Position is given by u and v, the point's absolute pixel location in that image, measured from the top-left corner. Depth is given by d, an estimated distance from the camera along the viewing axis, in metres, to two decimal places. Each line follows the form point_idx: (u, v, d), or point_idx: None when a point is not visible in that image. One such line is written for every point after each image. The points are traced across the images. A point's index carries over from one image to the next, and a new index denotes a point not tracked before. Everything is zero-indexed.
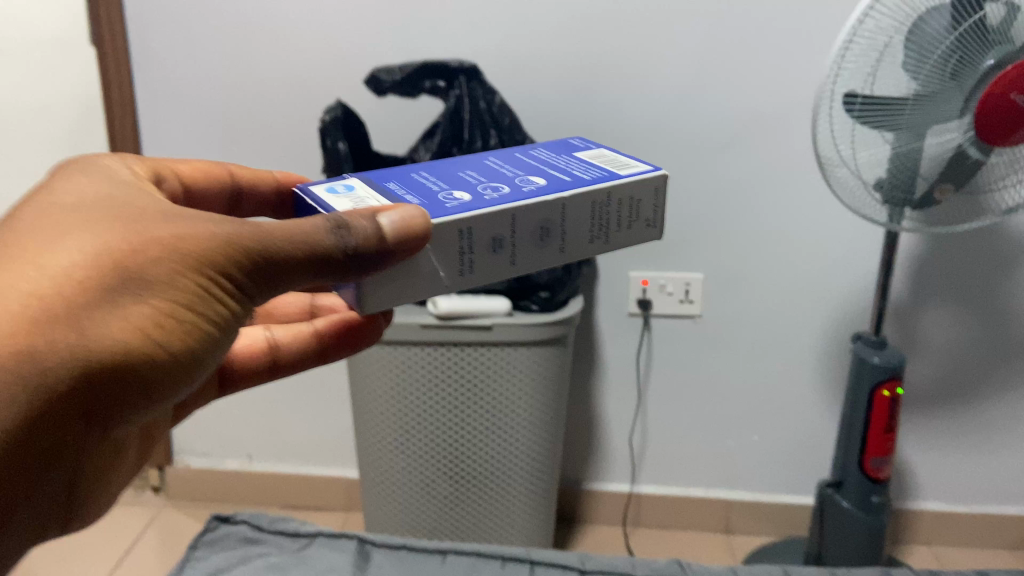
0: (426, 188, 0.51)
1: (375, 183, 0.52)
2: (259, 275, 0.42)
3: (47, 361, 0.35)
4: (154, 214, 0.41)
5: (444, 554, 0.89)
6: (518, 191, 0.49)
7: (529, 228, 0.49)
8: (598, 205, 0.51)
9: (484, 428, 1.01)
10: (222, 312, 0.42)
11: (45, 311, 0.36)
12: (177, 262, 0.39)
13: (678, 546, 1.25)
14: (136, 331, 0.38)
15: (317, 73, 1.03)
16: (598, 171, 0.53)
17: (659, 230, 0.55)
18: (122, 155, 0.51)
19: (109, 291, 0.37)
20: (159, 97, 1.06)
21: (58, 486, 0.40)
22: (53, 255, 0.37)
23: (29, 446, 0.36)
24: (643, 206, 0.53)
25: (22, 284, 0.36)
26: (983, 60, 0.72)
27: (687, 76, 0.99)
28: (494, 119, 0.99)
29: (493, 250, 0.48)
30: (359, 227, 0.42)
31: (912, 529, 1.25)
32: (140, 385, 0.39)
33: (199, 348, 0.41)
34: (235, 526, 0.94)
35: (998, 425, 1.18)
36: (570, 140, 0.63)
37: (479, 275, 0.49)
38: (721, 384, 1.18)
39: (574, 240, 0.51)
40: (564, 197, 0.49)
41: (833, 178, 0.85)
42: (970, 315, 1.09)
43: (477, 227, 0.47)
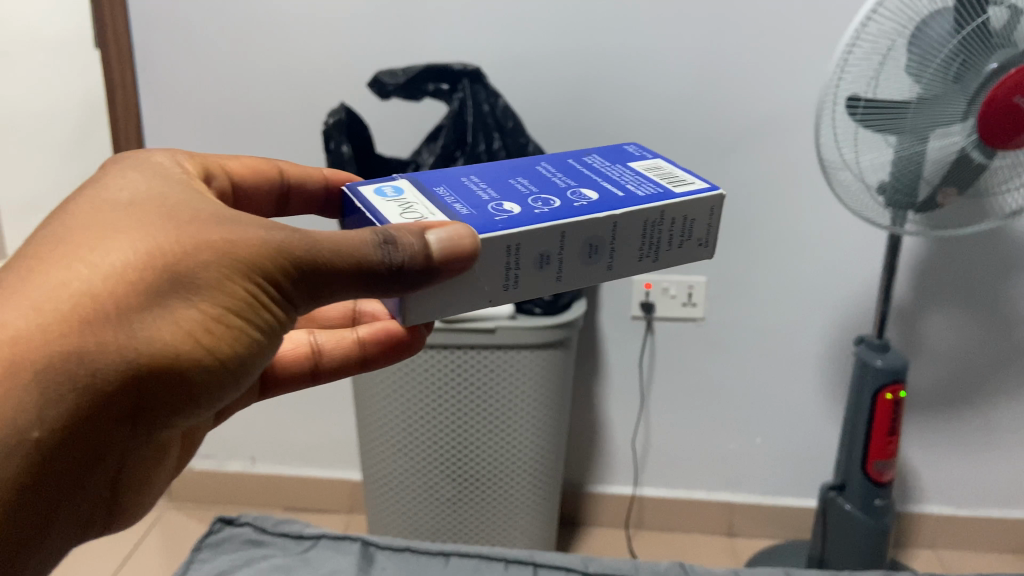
0: (477, 196, 0.50)
1: (423, 187, 0.51)
2: (308, 286, 0.42)
3: (96, 362, 0.36)
4: (209, 216, 0.41)
5: (447, 556, 0.90)
6: (570, 206, 0.48)
7: (576, 245, 0.48)
8: (651, 223, 0.50)
9: (489, 430, 1.01)
10: (271, 318, 0.42)
11: (97, 313, 0.36)
12: (228, 268, 0.39)
13: (680, 548, 1.25)
14: (184, 335, 0.38)
15: (320, 77, 1.03)
16: (652, 186, 0.52)
17: (711, 249, 0.54)
18: (179, 150, 0.51)
19: (159, 295, 0.38)
20: (162, 100, 1.06)
21: (105, 474, 0.42)
22: (106, 255, 0.38)
23: (73, 437, 0.38)
24: (697, 226, 0.52)
25: (75, 284, 0.37)
26: (986, 64, 0.72)
27: (687, 80, 0.99)
28: (497, 122, 0.97)
29: (539, 266, 0.48)
30: (410, 243, 0.41)
31: (916, 533, 1.25)
32: (185, 386, 0.39)
33: (247, 351, 0.42)
34: (238, 528, 0.94)
35: (1003, 429, 1.18)
36: (627, 145, 0.61)
37: (523, 289, 0.48)
38: (725, 388, 1.18)
39: (622, 258, 0.50)
40: (615, 215, 0.48)
41: (835, 181, 0.85)
42: (972, 319, 1.10)
43: (524, 244, 0.46)
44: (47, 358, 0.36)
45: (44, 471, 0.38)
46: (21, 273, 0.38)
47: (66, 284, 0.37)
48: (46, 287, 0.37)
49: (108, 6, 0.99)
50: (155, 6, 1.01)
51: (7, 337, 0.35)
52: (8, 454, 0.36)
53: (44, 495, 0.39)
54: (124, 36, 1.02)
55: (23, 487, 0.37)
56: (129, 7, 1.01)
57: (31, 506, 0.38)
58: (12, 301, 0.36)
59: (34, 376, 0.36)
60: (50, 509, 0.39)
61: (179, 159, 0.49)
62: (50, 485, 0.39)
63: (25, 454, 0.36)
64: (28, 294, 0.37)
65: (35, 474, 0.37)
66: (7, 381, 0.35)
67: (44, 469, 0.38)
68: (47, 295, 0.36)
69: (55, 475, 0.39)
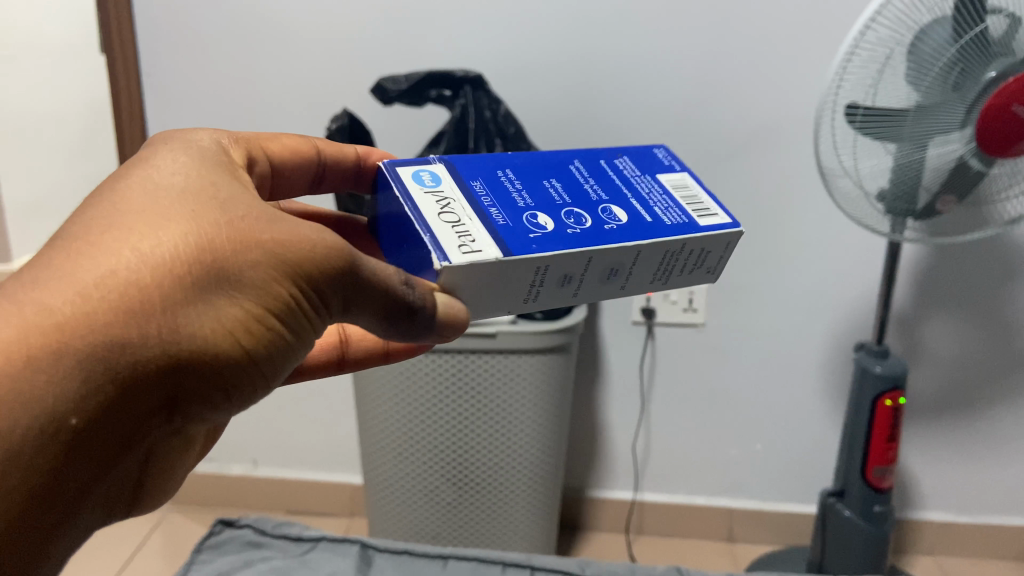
0: (512, 201, 0.49)
1: (461, 178, 0.51)
2: (344, 299, 0.42)
3: (139, 353, 0.35)
4: (261, 214, 0.40)
5: (445, 560, 0.90)
6: (600, 228, 0.49)
7: (599, 269, 0.49)
8: (671, 253, 0.50)
9: (489, 436, 1.01)
10: (307, 326, 0.41)
11: (143, 303, 0.35)
12: (275, 270, 0.38)
13: (680, 553, 1.25)
14: (224, 333, 0.37)
15: (324, 82, 1.04)
16: (677, 212, 0.52)
17: (715, 273, 0.55)
18: (223, 132, 0.49)
19: (204, 291, 0.37)
20: (168, 105, 1.07)
21: (132, 468, 0.39)
22: (155, 244, 0.36)
23: (107, 428, 0.36)
24: (711, 256, 0.53)
25: (122, 272, 0.35)
26: (985, 72, 0.73)
27: (688, 86, 1.00)
28: (499, 128, 0.99)
29: (562, 285, 0.49)
30: (423, 294, 0.43)
31: (917, 540, 1.25)
32: (221, 384, 0.38)
33: (281, 354, 0.41)
34: (239, 530, 0.95)
35: (1004, 437, 1.18)
36: (656, 149, 0.59)
37: (542, 301, 0.50)
38: (726, 393, 1.18)
39: (637, 280, 0.52)
40: (642, 245, 0.48)
41: (835, 188, 0.86)
42: (973, 328, 1.10)
43: (553, 266, 0.47)
44: (91, 346, 0.34)
45: (74, 462, 0.35)
46: (65, 254, 0.36)
47: (113, 270, 0.35)
48: (93, 272, 0.35)
49: (115, 12, 1.00)
50: (161, 11, 1.01)
51: (51, 322, 0.34)
52: (41, 443, 0.34)
53: (72, 488, 0.36)
54: (130, 42, 1.03)
55: (51, 478, 0.35)
56: (135, 13, 1.02)
57: (57, 500, 0.35)
58: (55, 283, 0.35)
59: (76, 363, 0.34)
60: (77, 504, 0.37)
61: (224, 141, 0.48)
62: (79, 477, 0.36)
63: (59, 443, 0.34)
64: (72, 278, 0.35)
65: (64, 465, 0.35)
66: (49, 366, 0.33)
67: (74, 460, 0.35)
68: (93, 280, 0.35)
69: (84, 466, 0.36)
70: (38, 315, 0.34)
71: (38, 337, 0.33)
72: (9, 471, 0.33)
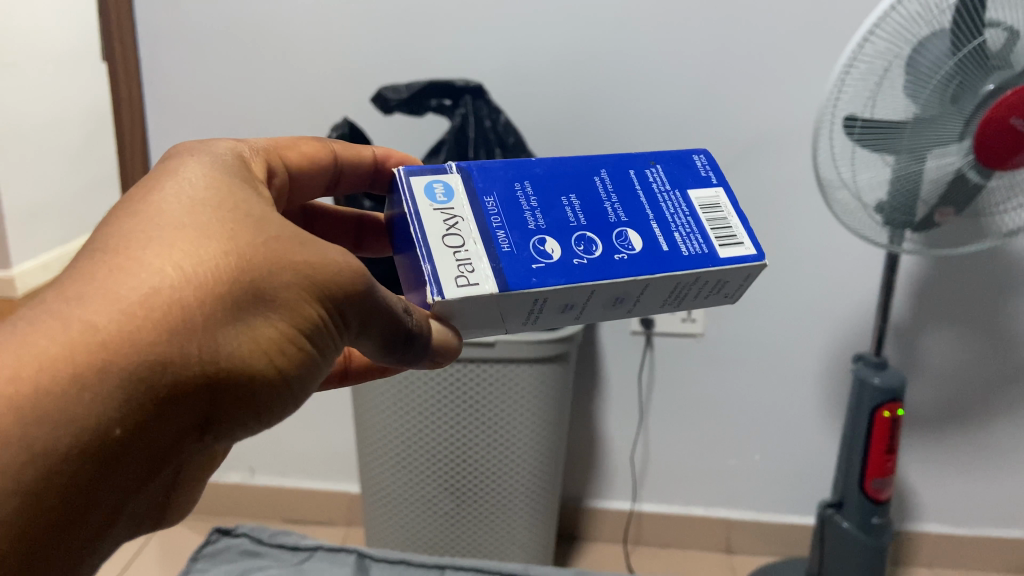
0: (523, 221, 0.49)
1: (474, 192, 0.50)
2: (363, 319, 0.43)
3: (179, 373, 0.35)
4: (293, 234, 0.40)
5: (443, 569, 0.90)
6: (609, 258, 0.49)
7: (604, 297, 0.50)
8: (683, 284, 0.51)
9: (488, 449, 1.01)
10: (332, 345, 0.42)
11: (186, 321, 0.35)
12: (307, 291, 0.39)
13: (678, 564, 1.25)
14: (260, 353, 0.38)
15: (324, 91, 1.04)
16: (697, 239, 0.51)
17: (733, 297, 0.55)
18: (243, 143, 0.49)
19: (240, 310, 0.37)
20: (168, 111, 1.07)
21: (162, 486, 0.39)
22: (196, 262, 0.37)
23: (145, 447, 0.35)
24: (729, 284, 0.53)
25: (165, 290, 0.35)
26: (983, 85, 0.73)
27: (687, 97, 1.00)
28: (500, 138, 1.01)
29: (563, 310, 0.50)
30: (420, 320, 0.45)
31: (915, 552, 1.24)
32: (254, 403, 0.38)
33: (309, 374, 0.41)
34: (236, 539, 0.95)
35: (1003, 448, 1.18)
36: (694, 155, 0.57)
37: (545, 321, 0.51)
38: (724, 403, 1.18)
39: (645, 304, 0.52)
40: (650, 279, 0.49)
41: (833, 200, 0.85)
42: (975, 341, 1.10)
43: (554, 297, 0.48)
44: (135, 364, 0.34)
45: (110, 478, 0.35)
46: (105, 269, 0.36)
47: (155, 288, 0.35)
48: (135, 289, 0.35)
49: (117, 19, 1.01)
50: (162, 19, 1.02)
51: (96, 340, 0.34)
52: (82, 460, 0.33)
53: (105, 507, 0.35)
54: (131, 49, 1.03)
55: (88, 494, 0.34)
56: (136, 20, 1.02)
57: (91, 517, 0.35)
58: (97, 299, 0.35)
59: (119, 382, 0.34)
60: (109, 523, 0.36)
61: (242, 151, 0.48)
62: (114, 493, 0.35)
63: (98, 459, 0.34)
64: (114, 293, 0.35)
65: (99, 482, 0.34)
66: (93, 384, 0.33)
67: (110, 478, 0.35)
68: (136, 297, 0.35)
69: (122, 483, 0.36)
70: (82, 333, 0.34)
71: (83, 355, 0.33)
72: (47, 490, 0.33)
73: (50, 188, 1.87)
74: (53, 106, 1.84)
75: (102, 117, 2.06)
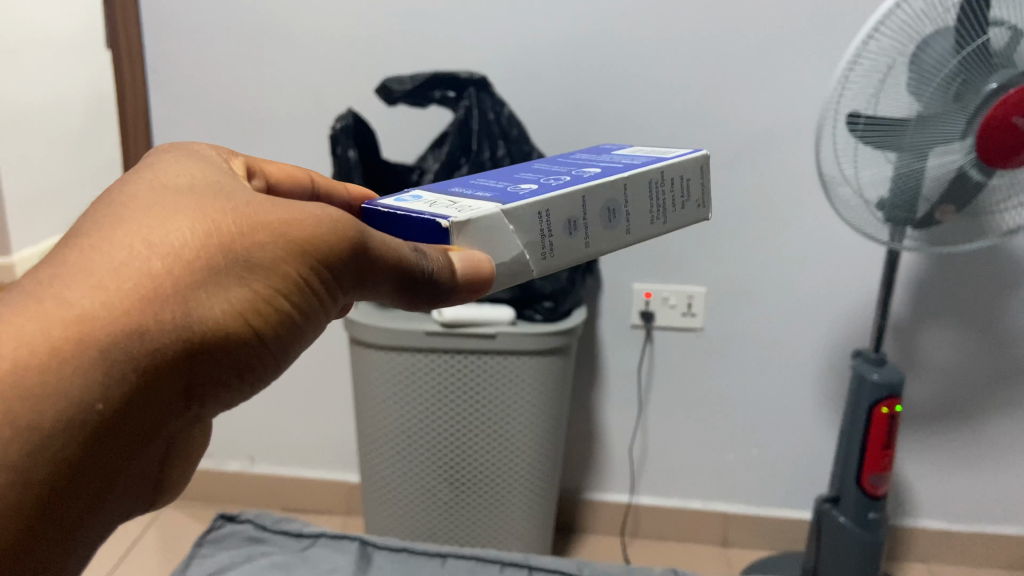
0: (491, 186, 0.51)
1: (440, 189, 0.52)
2: (359, 274, 0.41)
3: (157, 339, 0.35)
4: (265, 199, 0.40)
5: (445, 558, 0.91)
6: (579, 178, 0.51)
7: (597, 211, 0.50)
8: (655, 183, 0.53)
9: (483, 433, 1.01)
10: (319, 304, 0.41)
11: (156, 291, 0.35)
12: (286, 251, 0.38)
13: (676, 556, 1.25)
14: (235, 314, 0.37)
15: (329, 83, 1.04)
16: (642, 159, 0.55)
17: (708, 209, 0.57)
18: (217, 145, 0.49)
19: (214, 272, 0.37)
20: (171, 99, 1.07)
21: (154, 458, 0.40)
22: (165, 235, 0.36)
23: (128, 416, 0.36)
24: (691, 186, 0.55)
25: (136, 262, 0.35)
26: (986, 84, 0.74)
27: (689, 93, 1.00)
28: (502, 131, 1.00)
29: (569, 232, 0.49)
30: (437, 258, 0.43)
31: (911, 546, 1.25)
32: (231, 363, 0.39)
33: (291, 332, 0.41)
34: (240, 525, 0.95)
35: (998, 444, 1.18)
36: (600, 148, 0.65)
37: (559, 257, 0.49)
38: (723, 396, 1.19)
39: (639, 222, 0.52)
40: (623, 176, 0.50)
41: (835, 196, 0.86)
42: (970, 337, 1.11)
43: (553, 208, 0.47)
44: (112, 336, 0.34)
45: (98, 453, 0.36)
46: (78, 250, 0.36)
47: (126, 262, 0.35)
48: (106, 264, 0.35)
49: (122, 10, 1.01)
50: (168, 11, 1.02)
51: (71, 315, 0.34)
52: (66, 433, 0.34)
53: (97, 481, 0.36)
54: (137, 42, 1.03)
55: (77, 467, 0.35)
56: (141, 9, 1.02)
57: (83, 491, 0.36)
58: (72, 276, 0.35)
59: (98, 353, 0.34)
60: (102, 495, 0.37)
61: (223, 153, 0.48)
62: (100, 469, 0.36)
63: (85, 431, 0.34)
64: (87, 270, 0.35)
65: (86, 458, 0.35)
66: (72, 357, 0.33)
67: (97, 450, 0.35)
68: (107, 272, 0.35)
69: (109, 456, 0.36)
70: (58, 308, 0.34)
71: (60, 331, 0.33)
72: (35, 464, 0.33)
73: (47, 177, 1.88)
74: (51, 93, 1.85)
75: (101, 105, 2.07)
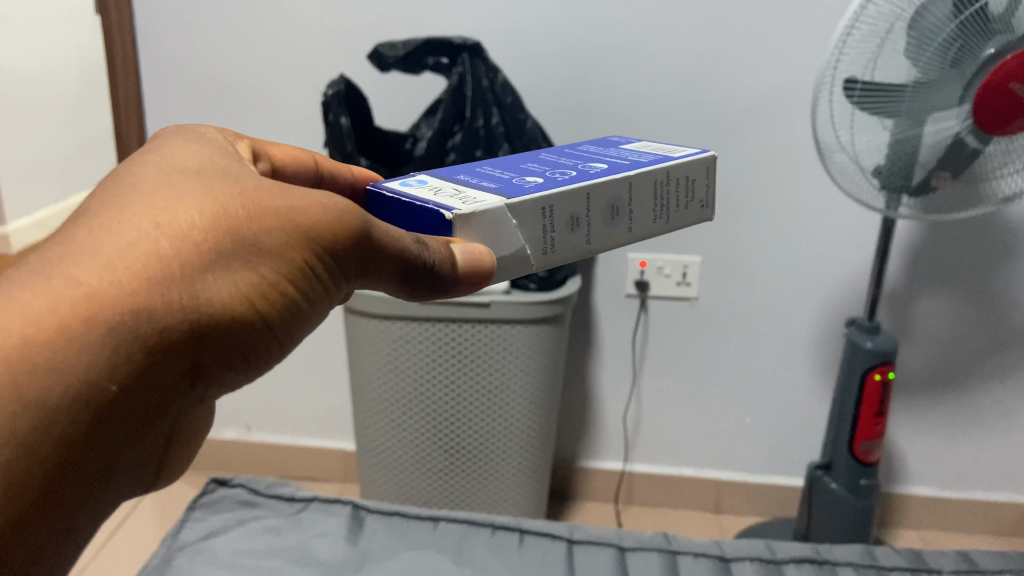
0: (496, 176, 0.50)
1: (445, 176, 0.51)
2: (362, 264, 0.41)
3: (163, 320, 0.35)
4: (273, 185, 0.40)
5: (436, 521, 0.91)
6: (584, 174, 0.50)
7: (600, 208, 0.49)
8: (659, 183, 0.51)
9: (480, 404, 1.02)
10: (323, 292, 0.41)
11: (164, 271, 0.35)
12: (293, 237, 0.38)
13: (669, 522, 1.26)
14: (242, 297, 0.37)
15: (321, 50, 1.03)
16: (650, 156, 0.54)
17: (710, 211, 0.55)
18: (223, 128, 0.49)
19: (222, 255, 0.36)
20: (162, 66, 1.06)
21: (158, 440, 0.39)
22: (174, 217, 0.36)
23: (134, 396, 0.35)
24: (697, 187, 0.54)
25: (144, 243, 0.35)
26: (984, 49, 0.73)
27: (686, 60, 0.99)
28: (496, 98, 1.00)
29: (571, 229, 0.48)
30: (439, 250, 0.42)
31: (902, 513, 1.26)
32: (237, 347, 0.38)
33: (297, 319, 0.40)
34: (232, 489, 0.95)
35: (992, 412, 1.19)
36: (608, 140, 0.63)
37: (558, 254, 0.48)
38: (718, 365, 1.19)
39: (641, 221, 0.51)
40: (629, 175, 0.49)
41: (832, 163, 0.85)
42: (965, 305, 1.11)
43: (557, 204, 0.47)
44: (119, 315, 0.34)
45: (105, 433, 0.35)
46: (86, 230, 0.35)
47: (134, 242, 0.35)
48: (115, 244, 0.35)
49: None
50: None
51: (80, 293, 0.33)
52: (73, 411, 0.33)
53: (102, 460, 0.36)
54: (126, 7, 1.02)
55: (84, 445, 0.34)
56: None
57: (88, 470, 0.35)
58: (81, 255, 0.34)
59: (106, 332, 0.33)
60: (106, 474, 0.36)
61: (228, 136, 0.48)
62: (107, 450, 0.36)
63: (92, 410, 0.34)
64: (95, 249, 0.35)
65: (92, 437, 0.35)
66: (79, 335, 0.33)
67: (104, 429, 0.35)
68: (116, 252, 0.34)
69: (116, 434, 0.36)
70: (66, 287, 0.33)
71: (68, 308, 0.33)
72: (42, 440, 0.33)
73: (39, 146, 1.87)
74: (41, 61, 1.83)
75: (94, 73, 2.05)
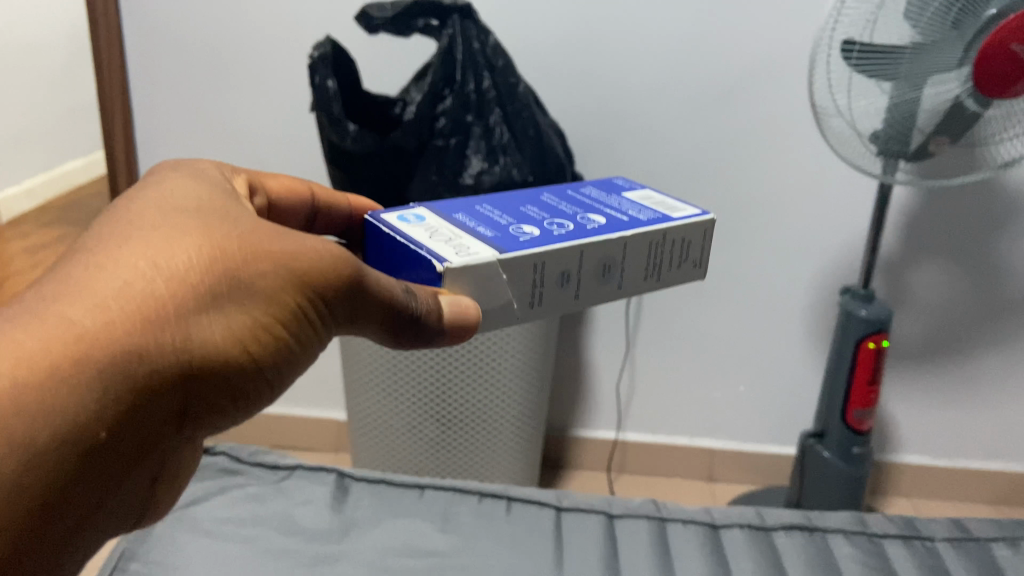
0: (495, 221, 0.55)
1: (445, 214, 0.55)
2: (351, 308, 0.45)
3: (155, 361, 0.37)
4: (267, 229, 0.43)
5: (422, 489, 0.91)
6: (582, 229, 0.54)
7: (593, 265, 0.53)
8: (655, 243, 0.56)
9: (473, 375, 1.01)
10: (312, 334, 0.44)
11: (159, 313, 0.37)
12: (285, 281, 0.41)
13: (662, 490, 1.27)
14: (233, 339, 0.40)
15: (309, 12, 1.00)
16: (650, 213, 0.58)
17: (703, 268, 0.60)
18: (223, 163, 0.52)
19: (214, 298, 0.39)
20: (144, 27, 1.03)
21: (147, 476, 0.42)
22: (171, 259, 0.39)
23: (123, 432, 0.38)
24: (692, 247, 0.59)
25: (141, 284, 0.38)
26: (986, 8, 0.71)
27: (681, 22, 0.97)
28: (487, 61, 1.00)
29: (561, 283, 0.53)
30: (426, 300, 0.46)
31: (895, 482, 1.27)
32: (226, 387, 0.41)
33: (285, 361, 0.43)
34: (213, 457, 0.93)
35: (986, 382, 1.19)
36: (614, 181, 0.67)
37: (547, 305, 0.53)
38: (712, 335, 1.18)
39: (631, 277, 0.56)
40: (624, 236, 0.54)
41: (827, 128, 0.84)
42: (962, 273, 1.10)
43: (549, 261, 0.51)
44: (112, 355, 0.36)
45: (93, 466, 0.37)
46: (83, 268, 0.38)
47: (131, 283, 0.37)
48: (111, 285, 0.37)
49: None
50: None
51: (75, 333, 0.36)
52: (63, 444, 0.36)
53: (90, 489, 0.38)
54: None
55: (74, 476, 0.37)
56: None
57: (75, 500, 0.38)
58: (77, 295, 0.37)
59: (98, 372, 0.36)
60: (94, 505, 0.39)
61: (226, 171, 0.51)
62: (96, 479, 0.38)
63: (82, 446, 0.36)
64: (92, 290, 0.37)
65: (82, 471, 0.37)
66: (72, 374, 0.35)
67: (94, 461, 0.37)
68: (111, 292, 0.37)
69: (105, 464, 0.38)
70: (61, 326, 0.36)
71: (61, 347, 0.35)
72: (33, 470, 0.35)
73: None
74: None
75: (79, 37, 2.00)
